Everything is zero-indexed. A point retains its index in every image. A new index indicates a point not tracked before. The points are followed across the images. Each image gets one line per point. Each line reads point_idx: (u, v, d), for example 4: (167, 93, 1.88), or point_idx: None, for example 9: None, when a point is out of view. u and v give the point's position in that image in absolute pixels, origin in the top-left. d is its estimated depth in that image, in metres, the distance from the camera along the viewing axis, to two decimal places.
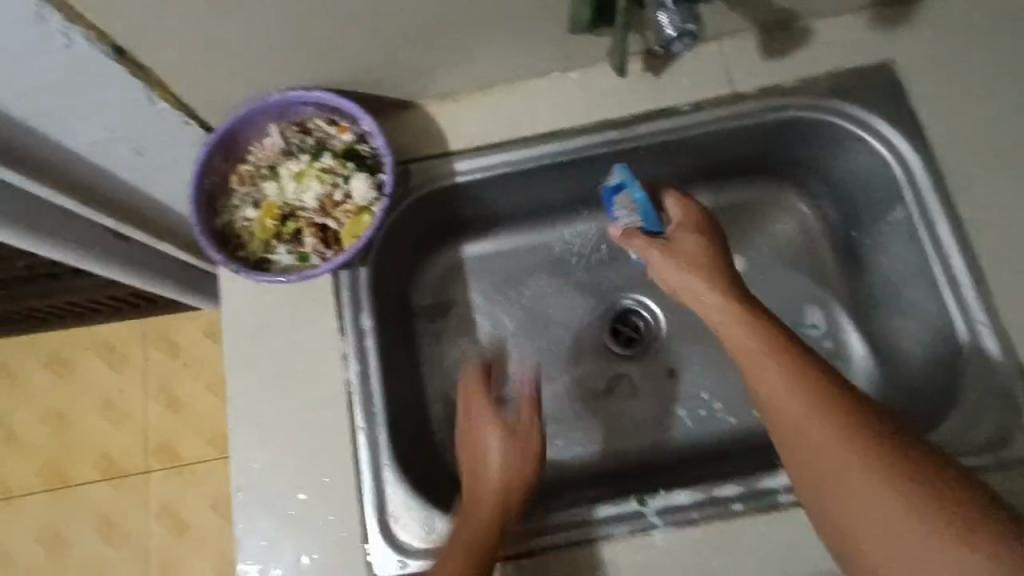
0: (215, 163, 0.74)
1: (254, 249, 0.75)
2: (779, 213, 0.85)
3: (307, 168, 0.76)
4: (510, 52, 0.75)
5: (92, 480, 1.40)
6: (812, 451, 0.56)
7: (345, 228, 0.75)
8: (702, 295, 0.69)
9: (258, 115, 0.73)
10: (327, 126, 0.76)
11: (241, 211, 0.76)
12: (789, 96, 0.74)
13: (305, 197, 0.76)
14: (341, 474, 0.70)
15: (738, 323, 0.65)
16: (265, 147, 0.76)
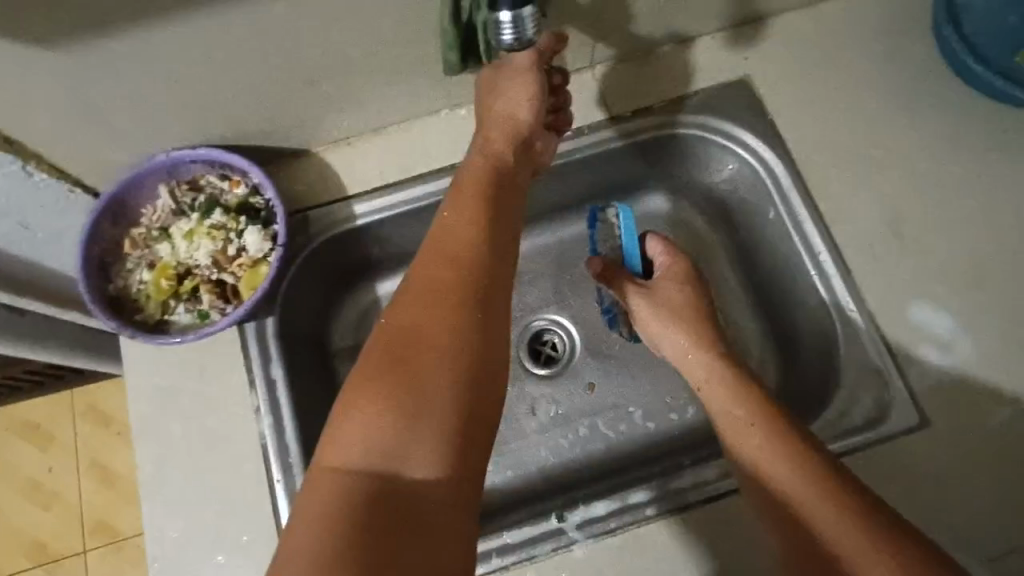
0: (103, 228, 0.73)
1: (150, 311, 0.74)
2: (673, 224, 0.90)
3: (198, 226, 0.76)
4: (395, 96, 0.78)
5: (25, 569, 1.32)
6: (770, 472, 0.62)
7: (243, 281, 0.75)
8: (689, 354, 0.75)
9: (143, 177, 0.73)
10: (218, 181, 0.76)
11: (134, 275, 0.75)
12: (659, 117, 0.79)
13: (199, 254, 0.76)
14: (262, 528, 0.69)
15: (716, 378, 0.72)
16: (155, 208, 0.75)
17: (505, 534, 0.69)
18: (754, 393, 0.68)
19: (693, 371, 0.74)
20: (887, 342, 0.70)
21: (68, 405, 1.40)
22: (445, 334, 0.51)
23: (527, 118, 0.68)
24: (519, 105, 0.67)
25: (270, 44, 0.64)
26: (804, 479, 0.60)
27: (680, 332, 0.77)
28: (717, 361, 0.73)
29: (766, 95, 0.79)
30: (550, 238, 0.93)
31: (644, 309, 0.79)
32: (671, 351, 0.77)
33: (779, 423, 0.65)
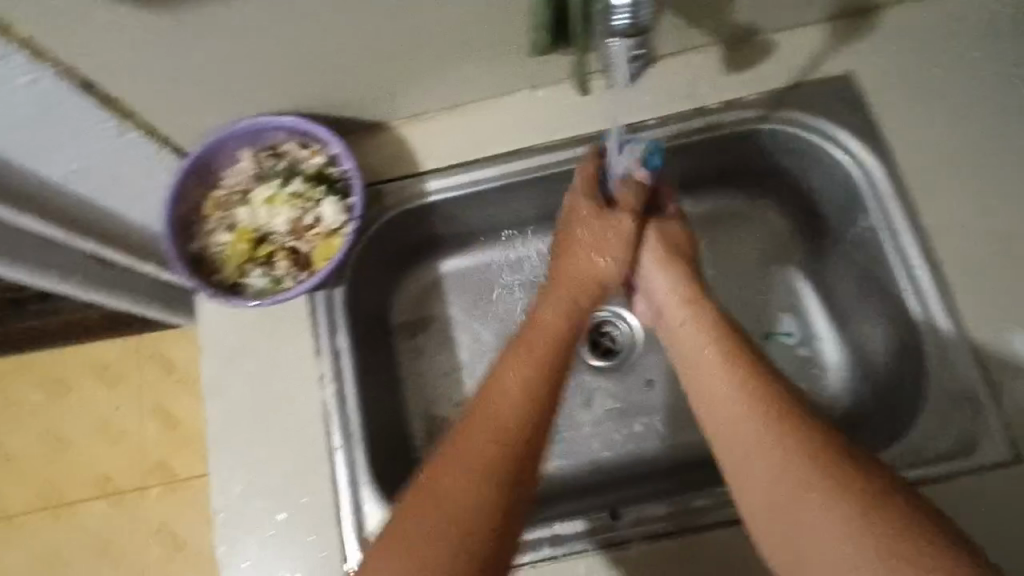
0: (187, 189, 0.75)
1: (228, 273, 0.76)
2: (750, 225, 0.87)
3: (278, 193, 0.78)
4: (476, 74, 0.76)
5: (89, 498, 1.41)
6: (743, 433, 0.60)
7: (318, 251, 0.76)
8: (675, 298, 0.73)
9: (227, 141, 0.74)
10: (298, 149, 0.77)
11: (215, 236, 0.77)
12: (752, 111, 0.76)
13: (277, 221, 0.78)
14: (321, 493, 0.71)
15: (693, 324, 0.70)
16: (237, 172, 0.77)
17: (556, 524, 0.68)
18: (737, 346, 0.66)
19: (676, 317, 0.72)
20: (981, 365, 0.65)
21: (136, 349, 1.48)
22: (475, 493, 0.57)
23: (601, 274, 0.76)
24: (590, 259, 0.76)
25: (359, 16, 0.64)
26: (783, 446, 0.57)
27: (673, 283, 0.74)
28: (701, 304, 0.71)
29: (868, 93, 0.74)
30: None
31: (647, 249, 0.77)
32: (662, 296, 0.75)
33: (754, 375, 0.62)
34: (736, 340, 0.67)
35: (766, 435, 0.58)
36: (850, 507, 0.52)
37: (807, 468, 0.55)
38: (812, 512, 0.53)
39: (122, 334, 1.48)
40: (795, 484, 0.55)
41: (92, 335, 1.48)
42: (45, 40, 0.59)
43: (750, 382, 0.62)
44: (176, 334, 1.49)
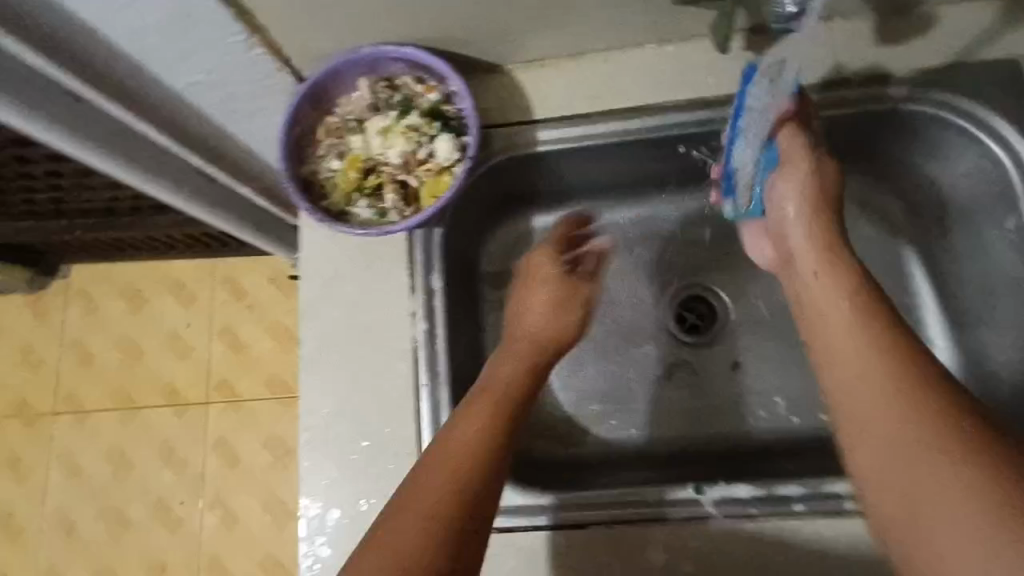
0: (303, 111, 0.75)
1: (335, 200, 0.77)
2: (868, 213, 0.83)
3: (393, 125, 0.77)
4: (606, 22, 0.73)
5: (158, 406, 1.49)
6: (864, 386, 0.56)
7: (426, 187, 0.77)
8: (807, 243, 0.66)
9: (349, 68, 0.74)
10: (414, 84, 0.76)
11: (325, 162, 0.77)
12: (900, 89, 0.72)
13: (389, 153, 0.78)
14: (404, 426, 0.72)
15: (832, 274, 0.63)
16: (352, 100, 0.77)
17: (540, 496, 0.70)
18: (869, 293, 0.61)
19: (808, 265, 0.65)
20: None
21: (210, 272, 1.53)
22: (422, 535, 0.54)
23: (547, 343, 0.73)
24: (542, 311, 0.74)
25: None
26: (913, 403, 0.53)
27: (808, 236, 0.66)
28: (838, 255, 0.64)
29: None
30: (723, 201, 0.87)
31: (787, 192, 0.68)
32: (793, 243, 0.67)
33: (887, 331, 0.58)
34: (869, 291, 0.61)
35: (893, 392, 0.55)
36: (978, 476, 0.48)
37: (935, 432, 0.51)
38: (932, 470, 0.50)
39: (199, 256, 1.53)
40: (915, 448, 0.52)
41: (171, 254, 1.53)
42: None
43: (881, 335, 0.58)
44: (251, 261, 1.53)
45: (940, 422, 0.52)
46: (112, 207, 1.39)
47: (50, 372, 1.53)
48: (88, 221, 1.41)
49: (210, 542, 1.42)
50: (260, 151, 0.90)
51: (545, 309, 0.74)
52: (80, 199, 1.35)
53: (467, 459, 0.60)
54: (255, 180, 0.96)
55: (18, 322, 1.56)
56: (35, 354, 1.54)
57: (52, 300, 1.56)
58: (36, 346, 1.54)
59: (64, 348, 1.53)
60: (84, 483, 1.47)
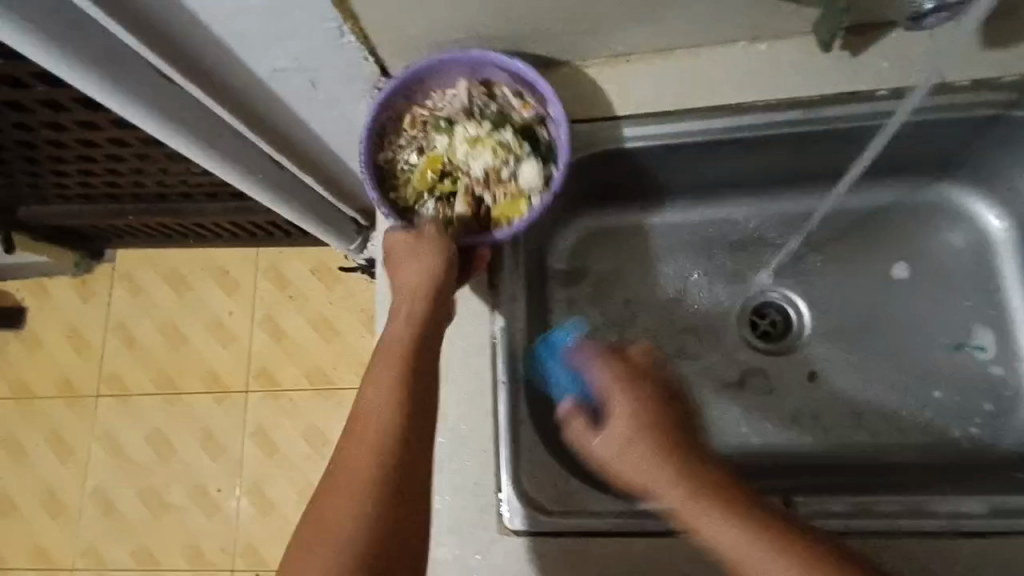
0: (395, 100, 0.74)
1: (405, 195, 0.76)
2: (954, 221, 0.83)
3: (483, 136, 0.76)
4: (700, 17, 0.71)
5: (200, 393, 1.50)
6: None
7: (501, 207, 0.75)
8: (655, 476, 0.59)
9: (453, 66, 0.73)
10: (514, 96, 0.75)
11: (406, 155, 0.77)
12: (1005, 94, 0.69)
13: (472, 163, 0.76)
14: (482, 422, 0.71)
15: (699, 505, 0.57)
16: (448, 98, 0.76)
17: None
18: (739, 499, 0.57)
19: (680, 514, 0.58)
20: None
21: (254, 260, 1.54)
22: (365, 496, 0.57)
23: (416, 313, 0.67)
24: (410, 267, 0.69)
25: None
26: None
27: (663, 480, 0.59)
28: (687, 473, 0.58)
29: None
30: (806, 204, 0.85)
31: (597, 447, 0.63)
32: (662, 496, 0.59)
33: (769, 527, 0.55)
34: (726, 482, 0.59)
35: None
36: None
37: None
38: None
39: (247, 243, 1.54)
40: None
41: (219, 240, 1.54)
42: None
43: (788, 543, 0.54)
44: (297, 250, 1.54)
45: None
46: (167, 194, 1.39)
47: (94, 354, 1.54)
48: (140, 208, 1.42)
49: (246, 529, 1.42)
50: (330, 140, 0.89)
51: (416, 272, 0.68)
52: (133, 184, 1.36)
53: (382, 422, 0.61)
54: (320, 169, 0.96)
55: (64, 303, 1.58)
56: (80, 335, 1.56)
57: (98, 283, 1.58)
58: (84, 328, 1.56)
59: (108, 331, 1.55)
60: (126, 464, 1.48)
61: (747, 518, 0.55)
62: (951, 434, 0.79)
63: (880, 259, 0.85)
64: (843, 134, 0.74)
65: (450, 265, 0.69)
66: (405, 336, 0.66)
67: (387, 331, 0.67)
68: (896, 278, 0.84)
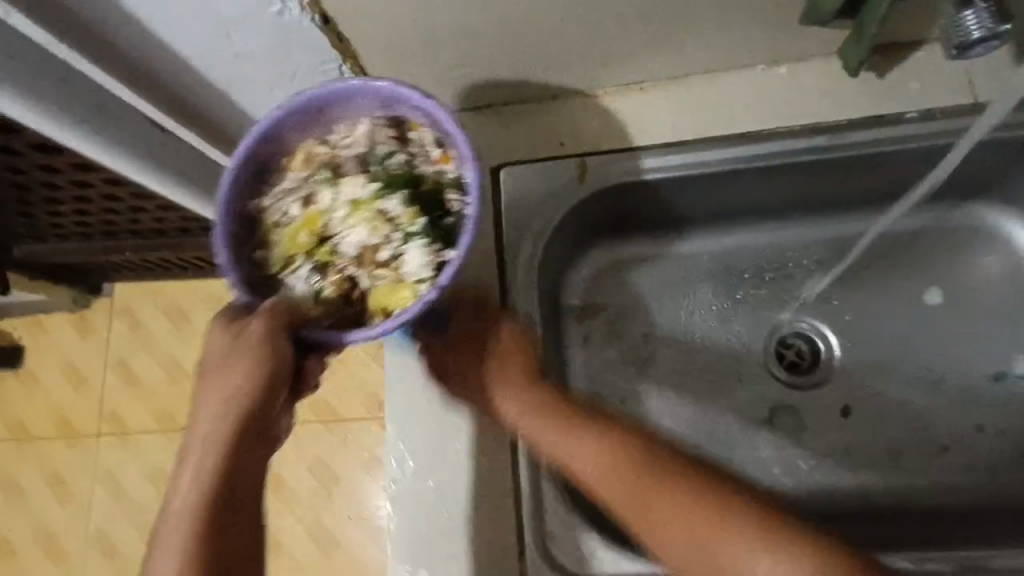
0: (285, 131, 0.62)
1: (274, 259, 0.63)
2: (987, 243, 0.79)
3: (367, 200, 0.63)
4: (718, 42, 0.68)
5: None
6: (670, 545, 0.55)
7: (377, 294, 0.61)
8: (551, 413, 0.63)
9: (359, 97, 0.62)
10: (430, 146, 0.64)
11: (283, 205, 0.64)
12: None
13: (347, 234, 0.63)
14: (500, 478, 0.70)
15: (609, 473, 0.59)
16: (351, 137, 0.65)
17: None
18: (640, 443, 0.60)
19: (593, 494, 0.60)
20: None
21: None
22: None
23: (206, 475, 0.53)
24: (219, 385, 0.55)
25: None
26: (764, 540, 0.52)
27: (561, 442, 0.62)
28: (589, 434, 0.62)
29: None
30: (832, 229, 0.82)
31: (503, 393, 0.66)
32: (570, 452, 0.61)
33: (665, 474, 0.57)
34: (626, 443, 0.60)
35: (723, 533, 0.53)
36: None
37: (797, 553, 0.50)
38: None
39: None
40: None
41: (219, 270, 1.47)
42: None
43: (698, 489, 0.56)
44: None
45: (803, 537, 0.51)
46: (163, 227, 1.33)
47: (93, 393, 1.43)
48: (138, 241, 1.36)
49: None
50: None
51: (214, 413, 0.55)
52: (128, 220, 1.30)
53: None
54: None
55: (61, 341, 1.46)
56: (75, 372, 1.44)
57: (95, 317, 1.46)
58: (77, 362, 1.45)
59: (105, 368, 1.43)
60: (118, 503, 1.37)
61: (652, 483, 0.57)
62: (997, 470, 0.75)
63: (912, 284, 0.81)
64: (871, 160, 0.70)
65: (265, 391, 0.56)
66: (200, 503, 0.53)
67: (172, 507, 0.53)
68: (928, 304, 0.80)
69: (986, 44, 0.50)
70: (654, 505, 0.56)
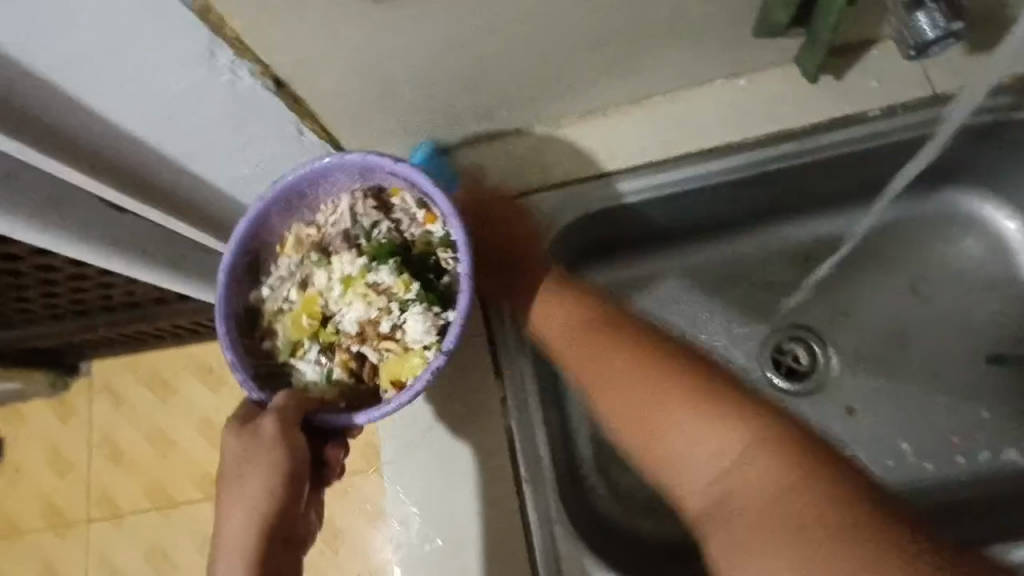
0: (267, 218, 0.65)
1: (280, 350, 0.65)
2: (969, 227, 0.80)
3: (356, 275, 0.65)
4: (678, 61, 0.68)
5: (200, 502, 1.32)
6: (651, 426, 0.57)
7: (387, 366, 0.63)
8: (567, 313, 0.67)
9: (333, 171, 0.64)
10: (412, 210, 0.66)
11: (280, 291, 0.66)
12: (1004, 98, 0.68)
13: (347, 312, 0.65)
14: (510, 529, 0.67)
15: (588, 335, 0.64)
16: (333, 210, 0.67)
17: None
18: (628, 330, 0.63)
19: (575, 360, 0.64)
20: None
21: None
22: None
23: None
24: (245, 495, 0.57)
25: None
26: (721, 411, 0.54)
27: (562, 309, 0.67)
28: (595, 308, 0.66)
29: None
30: (809, 231, 0.81)
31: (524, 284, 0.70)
32: (567, 349, 0.65)
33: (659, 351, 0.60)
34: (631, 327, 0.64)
35: (677, 410, 0.56)
36: (784, 469, 0.50)
37: (751, 432, 0.52)
38: (727, 456, 0.53)
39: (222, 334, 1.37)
40: (722, 453, 0.53)
41: (193, 338, 1.38)
42: (263, 46, 0.53)
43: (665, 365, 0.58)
44: None
45: (755, 418, 0.53)
46: (139, 300, 1.26)
47: (78, 477, 1.36)
48: (111, 317, 1.28)
49: None
50: None
51: (240, 521, 0.57)
52: (100, 297, 1.22)
53: None
54: None
55: (42, 426, 1.40)
56: (58, 458, 1.38)
57: (74, 397, 1.40)
58: (62, 448, 1.38)
59: (91, 450, 1.37)
60: None
61: (639, 352, 0.61)
62: (1008, 455, 0.75)
63: (898, 276, 0.81)
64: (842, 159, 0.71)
65: (290, 486, 0.57)
66: None
67: None
68: (917, 294, 0.80)
69: (946, 41, 0.50)
70: (665, 390, 0.57)
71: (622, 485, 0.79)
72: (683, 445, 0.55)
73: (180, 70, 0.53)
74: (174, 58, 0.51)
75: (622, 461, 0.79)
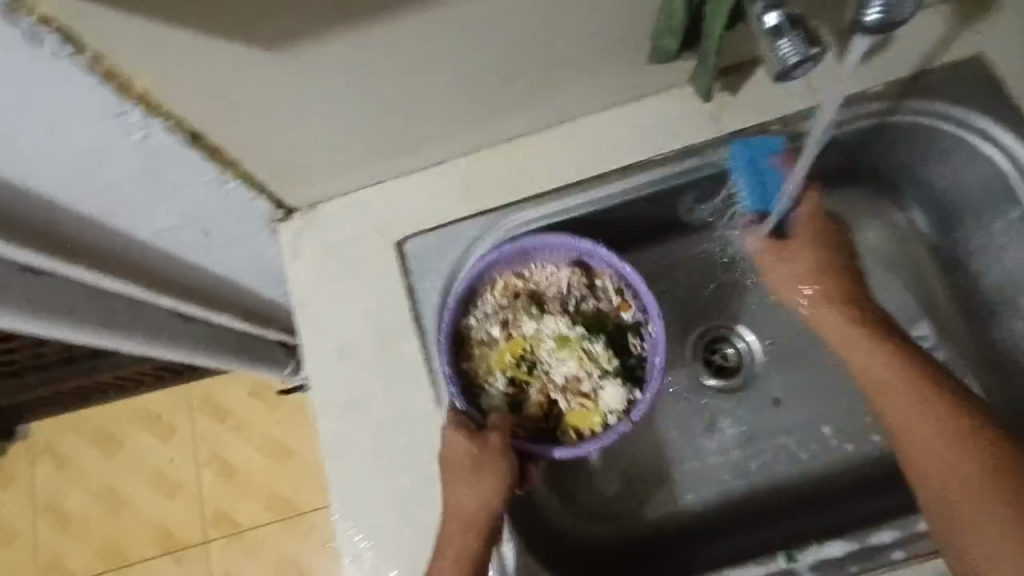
0: (494, 270, 0.73)
1: (479, 368, 0.73)
2: (868, 220, 0.86)
3: (571, 337, 0.74)
4: (584, 88, 0.72)
5: (156, 558, 1.27)
6: (895, 400, 0.65)
7: (571, 415, 0.71)
8: (809, 276, 0.71)
9: (561, 252, 0.72)
10: (610, 295, 0.75)
11: (486, 326, 0.74)
12: (881, 103, 0.75)
13: (557, 366, 0.74)
14: None
15: (835, 307, 0.70)
16: (551, 278, 0.75)
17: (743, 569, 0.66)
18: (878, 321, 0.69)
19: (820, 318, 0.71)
20: None
21: (183, 396, 1.34)
22: None
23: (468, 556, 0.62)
24: (471, 483, 0.64)
25: (501, 39, 0.60)
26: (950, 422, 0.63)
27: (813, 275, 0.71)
28: (844, 284, 0.71)
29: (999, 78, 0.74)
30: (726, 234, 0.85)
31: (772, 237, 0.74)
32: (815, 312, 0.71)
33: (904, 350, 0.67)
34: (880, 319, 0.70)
35: (918, 394, 0.65)
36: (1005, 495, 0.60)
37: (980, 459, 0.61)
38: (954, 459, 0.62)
39: (165, 382, 1.33)
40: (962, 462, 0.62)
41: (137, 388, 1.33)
42: (170, 102, 0.55)
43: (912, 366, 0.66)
44: (205, 380, 1.34)
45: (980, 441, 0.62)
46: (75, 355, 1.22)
47: (22, 547, 1.30)
48: (45, 375, 1.23)
49: None
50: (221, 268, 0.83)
51: (472, 502, 0.64)
52: (31, 356, 1.18)
53: None
54: (214, 301, 0.88)
55: None
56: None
57: (12, 463, 1.34)
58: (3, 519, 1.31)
59: (36, 517, 1.31)
60: None
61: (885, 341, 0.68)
62: None
63: None
64: None
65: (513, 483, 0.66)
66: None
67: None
68: None
69: (806, 64, 0.55)
70: (903, 376, 0.66)
71: (574, 493, 0.81)
72: (913, 417, 0.64)
73: (91, 132, 0.54)
74: (83, 121, 0.52)
75: (571, 469, 0.82)
